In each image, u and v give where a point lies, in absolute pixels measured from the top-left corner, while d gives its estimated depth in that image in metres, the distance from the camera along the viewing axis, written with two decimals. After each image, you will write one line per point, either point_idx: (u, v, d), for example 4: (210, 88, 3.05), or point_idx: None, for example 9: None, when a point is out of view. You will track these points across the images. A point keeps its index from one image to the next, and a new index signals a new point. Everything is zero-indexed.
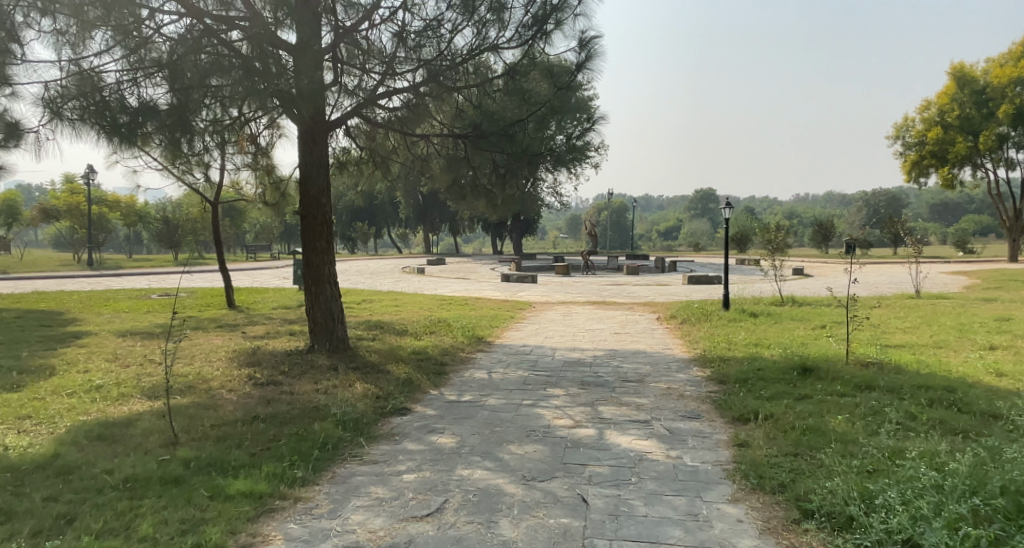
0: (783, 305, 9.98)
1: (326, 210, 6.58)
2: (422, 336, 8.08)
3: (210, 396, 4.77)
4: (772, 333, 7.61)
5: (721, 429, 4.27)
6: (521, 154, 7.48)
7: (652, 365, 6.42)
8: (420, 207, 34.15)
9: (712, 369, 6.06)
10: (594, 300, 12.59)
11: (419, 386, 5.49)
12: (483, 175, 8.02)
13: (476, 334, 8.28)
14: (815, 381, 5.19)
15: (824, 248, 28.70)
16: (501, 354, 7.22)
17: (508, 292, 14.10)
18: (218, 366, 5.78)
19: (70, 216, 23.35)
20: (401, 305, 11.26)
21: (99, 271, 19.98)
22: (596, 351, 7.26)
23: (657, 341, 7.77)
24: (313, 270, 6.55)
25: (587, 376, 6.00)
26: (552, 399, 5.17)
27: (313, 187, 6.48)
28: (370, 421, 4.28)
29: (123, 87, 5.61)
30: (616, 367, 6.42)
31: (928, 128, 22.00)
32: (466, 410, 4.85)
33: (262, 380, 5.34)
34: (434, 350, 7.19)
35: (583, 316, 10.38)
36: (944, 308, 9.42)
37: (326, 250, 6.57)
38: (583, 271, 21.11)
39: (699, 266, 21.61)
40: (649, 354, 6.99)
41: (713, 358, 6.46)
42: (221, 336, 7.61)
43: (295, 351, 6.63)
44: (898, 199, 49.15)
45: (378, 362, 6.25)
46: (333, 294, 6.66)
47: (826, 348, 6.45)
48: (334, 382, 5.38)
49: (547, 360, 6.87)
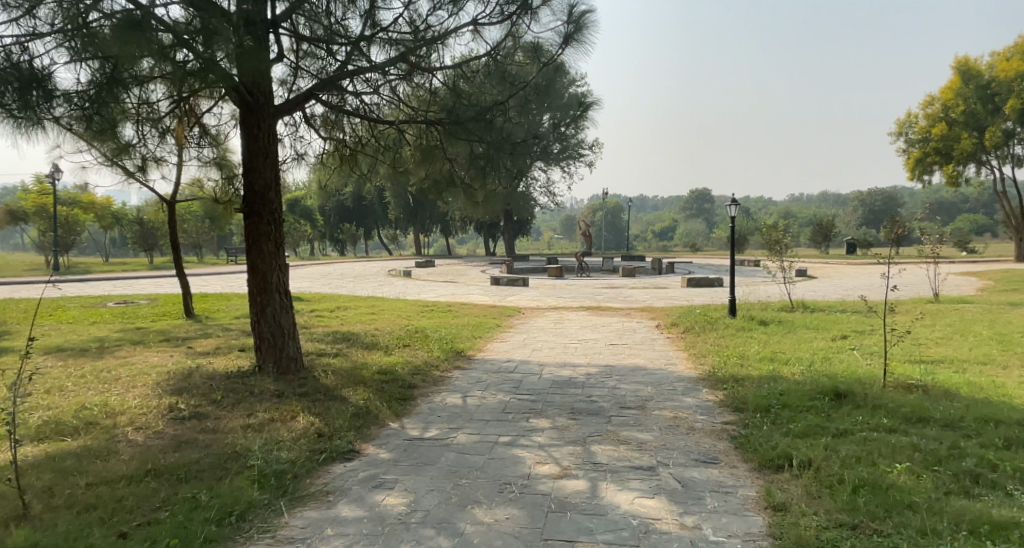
0: (795, 311, 9.06)
1: (276, 209, 5.67)
2: (393, 350, 7.13)
3: (110, 438, 3.89)
4: (788, 346, 6.70)
5: (747, 482, 3.36)
6: (503, 142, 6.57)
7: (654, 387, 5.49)
8: (408, 208, 33.22)
9: (726, 392, 5.14)
10: (588, 306, 11.66)
11: (375, 418, 4.56)
12: (461, 168, 7.11)
13: (454, 346, 7.36)
14: (852, 409, 4.30)
15: (823, 248, 27.90)
16: (481, 372, 6.29)
17: (497, 297, 13.20)
18: (136, 395, 4.87)
19: (39, 219, 22.65)
20: (377, 313, 10.31)
21: (66, 276, 19.06)
22: (590, 368, 6.34)
23: (658, 356, 6.84)
24: (259, 277, 5.62)
25: (578, 403, 5.08)
26: (535, 435, 4.25)
27: (259, 183, 5.57)
28: (298, 475, 3.37)
29: (20, 59, 4.65)
30: (613, 389, 5.50)
31: (932, 125, 21.16)
32: (427, 452, 3.90)
33: (184, 414, 4.43)
34: (404, 369, 6.25)
35: (575, 324, 9.42)
36: (972, 314, 8.51)
37: (276, 255, 5.65)
38: (576, 273, 20.19)
39: (697, 268, 20.76)
40: (651, 372, 6.07)
41: (725, 378, 5.53)
42: (160, 356, 6.67)
43: (238, 373, 5.70)
44: (896, 200, 48.31)
45: (332, 386, 5.30)
46: (285, 306, 5.74)
47: (855, 367, 5.52)
48: (270, 415, 4.46)
49: (534, 380, 5.93)
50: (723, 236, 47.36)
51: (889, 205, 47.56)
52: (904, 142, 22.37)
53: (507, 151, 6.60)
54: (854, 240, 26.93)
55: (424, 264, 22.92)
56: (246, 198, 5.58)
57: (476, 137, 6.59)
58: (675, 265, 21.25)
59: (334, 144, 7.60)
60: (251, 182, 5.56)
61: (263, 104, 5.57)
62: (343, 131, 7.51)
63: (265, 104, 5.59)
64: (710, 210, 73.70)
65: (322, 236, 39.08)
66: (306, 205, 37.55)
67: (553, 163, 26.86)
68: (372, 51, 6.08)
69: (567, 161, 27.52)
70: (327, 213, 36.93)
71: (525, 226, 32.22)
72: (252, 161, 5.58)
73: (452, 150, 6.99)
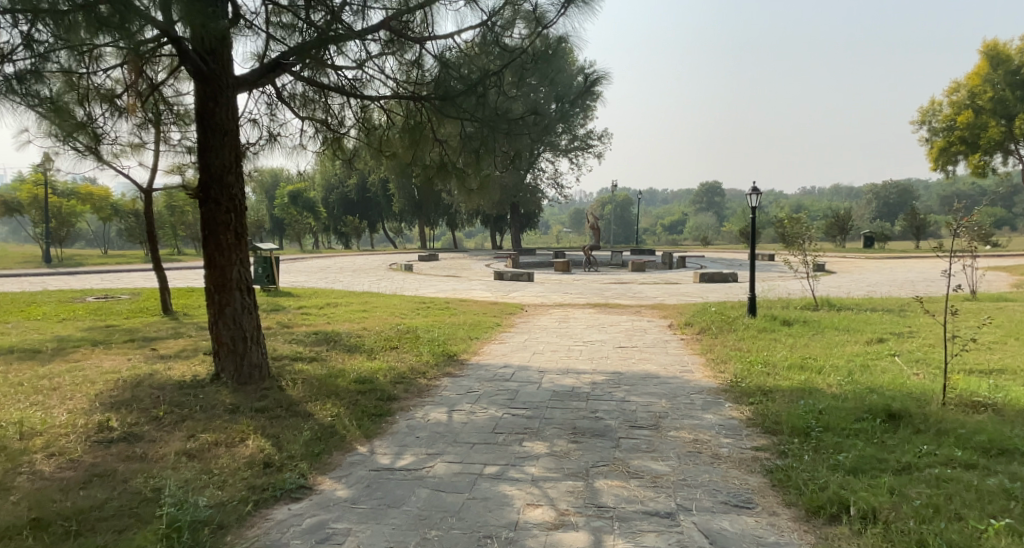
0: (821, 310, 8.27)
1: (236, 196, 5.00)
2: (377, 354, 6.41)
3: (11, 469, 3.24)
4: (819, 350, 5.92)
5: (794, 539, 2.63)
6: (497, 120, 5.88)
7: (669, 400, 4.75)
8: (413, 201, 32.49)
9: (754, 408, 4.38)
10: (595, 302, 10.91)
11: (340, 441, 3.87)
12: (452, 151, 6.40)
13: (445, 349, 6.66)
14: (912, 434, 3.55)
15: (839, 242, 26.90)
16: (474, 381, 5.55)
17: (498, 293, 12.46)
18: (66, 411, 4.20)
19: (34, 210, 22.25)
20: (369, 310, 9.60)
21: (55, 269, 18.58)
22: (596, 376, 5.62)
23: (673, 362, 6.08)
24: (217, 272, 4.94)
25: (581, 421, 4.34)
26: (528, 463, 3.52)
27: (216, 165, 4.91)
28: (222, 526, 2.70)
29: None
30: (623, 402, 4.76)
31: (958, 112, 20.16)
32: (395, 489, 3.18)
33: (112, 436, 3.76)
34: (385, 377, 5.53)
35: (580, 323, 8.67)
36: (1019, 314, 7.70)
37: (237, 248, 4.99)
38: (584, 267, 19.41)
39: (710, 263, 19.93)
40: (666, 382, 5.32)
41: (751, 391, 4.77)
42: (116, 361, 6.00)
43: (193, 382, 5.01)
44: (913, 193, 47.02)
45: (296, 400, 4.59)
46: (247, 307, 5.06)
47: (902, 377, 4.74)
48: (213, 437, 3.78)
49: (532, 390, 5.20)
50: (735, 229, 46.34)
51: (905, 197, 46.30)
52: (927, 130, 21.42)
53: (502, 130, 5.90)
54: (871, 233, 25.93)
55: (426, 258, 22.22)
56: (201, 181, 4.92)
57: (467, 114, 5.90)
58: (687, 259, 20.42)
59: (313, 124, 6.88)
60: (206, 165, 4.90)
61: (220, 74, 4.90)
62: (322, 111, 6.78)
63: (222, 74, 4.93)
64: (721, 203, 72.25)
65: (325, 229, 38.49)
66: (308, 198, 36.94)
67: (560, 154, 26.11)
68: (350, 19, 5.37)
69: (575, 152, 26.72)
70: (331, 206, 36.32)
71: (533, 219, 31.41)
72: (207, 140, 4.92)
73: (442, 130, 6.28)
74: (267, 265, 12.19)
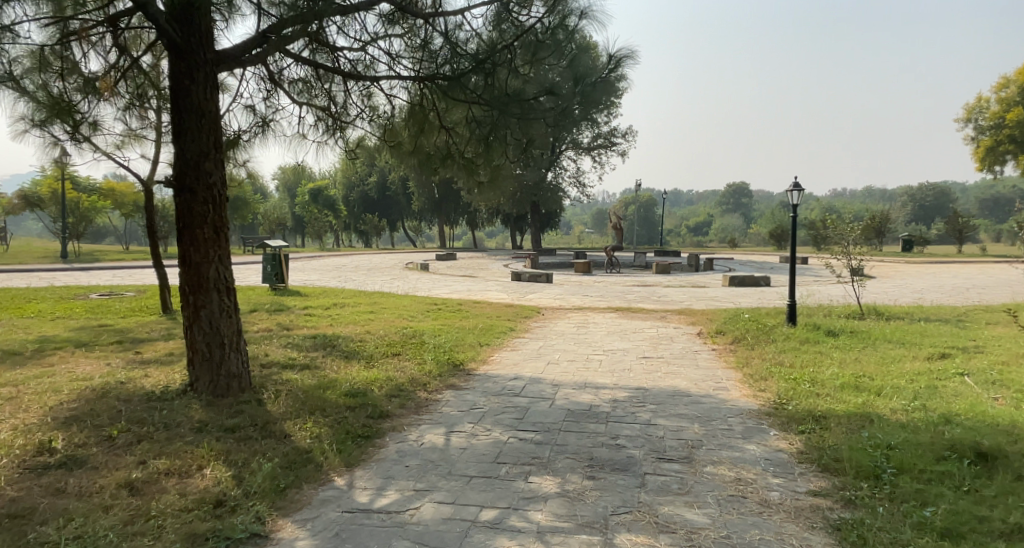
0: (868, 319, 7.52)
1: (216, 185, 4.45)
2: (375, 362, 5.82)
3: None
4: (874, 368, 5.19)
5: None
6: (508, 102, 5.24)
7: (704, 426, 4.09)
8: (433, 200, 32.10)
9: (806, 440, 3.69)
10: (617, 306, 10.24)
11: (313, 471, 3.30)
12: (460, 139, 5.77)
13: (451, 357, 6.07)
14: (1013, 482, 2.87)
15: (876, 245, 25.76)
16: (479, 395, 4.94)
17: (516, 295, 11.84)
18: (8, 429, 3.68)
19: (54, 205, 22.31)
20: (376, 312, 9.04)
21: (70, 265, 18.40)
22: (616, 392, 4.98)
23: (704, 377, 5.40)
24: (190, 271, 4.39)
25: (598, 450, 3.69)
26: (533, 508, 2.90)
27: (192, 150, 4.38)
28: None
29: None
30: (648, 427, 4.10)
31: (1007, 109, 19.09)
32: (368, 541, 2.59)
33: (49, 462, 3.24)
34: (380, 390, 4.93)
35: (601, 330, 8.01)
36: None
37: (215, 243, 4.45)
38: (606, 268, 18.72)
39: (739, 265, 19.09)
40: (697, 401, 4.65)
41: (801, 416, 4.09)
42: (92, 367, 5.48)
43: (163, 393, 4.47)
44: (949, 195, 45.44)
45: (274, 417, 4.02)
46: (226, 309, 4.51)
47: (981, 403, 4.01)
48: (166, 464, 3.23)
49: (544, 408, 4.57)
50: (763, 232, 45.17)
51: (943, 200, 44.67)
52: (972, 128, 20.35)
53: (514, 114, 5.26)
54: (909, 237, 24.82)
55: (444, 257, 21.70)
56: (176, 168, 4.39)
57: (475, 96, 5.30)
58: (714, 261, 19.61)
59: (313, 111, 6.32)
60: (182, 150, 4.37)
61: (197, 46, 4.36)
62: (324, 96, 6.23)
63: (200, 48, 4.38)
64: (747, 204, 70.75)
65: (345, 227, 38.30)
66: (329, 196, 36.75)
67: (583, 151, 25.48)
68: None
69: (599, 151, 26.03)
70: (351, 204, 36.06)
71: (555, 218, 30.77)
72: (183, 122, 4.38)
73: (448, 115, 5.66)
74: (275, 263, 11.70)
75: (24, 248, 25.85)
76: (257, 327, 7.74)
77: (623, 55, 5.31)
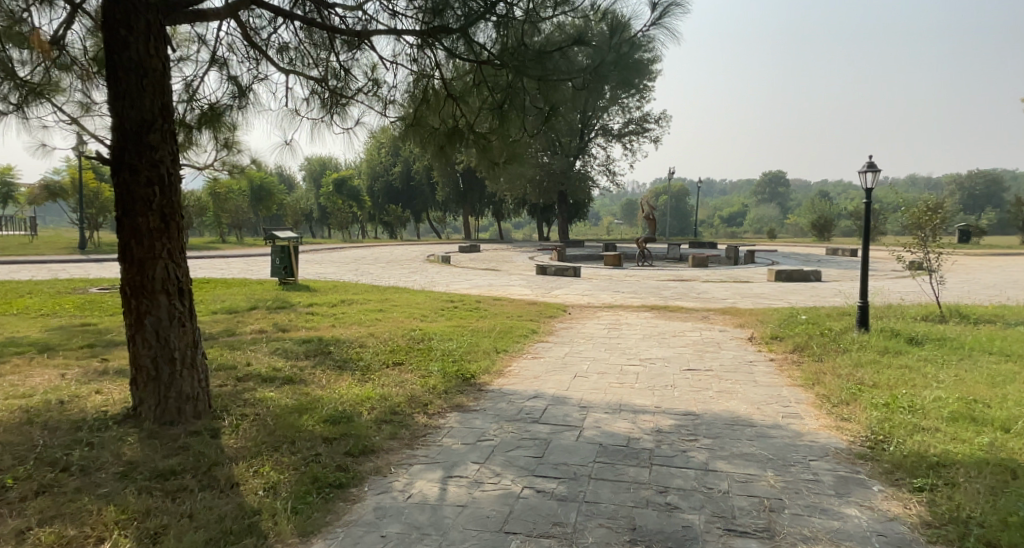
0: (953, 323, 6.38)
1: (163, 162, 3.56)
2: (372, 375, 4.93)
3: None
4: (987, 393, 4.13)
5: None
6: (525, 61, 4.28)
7: (780, 474, 3.12)
8: (457, 188, 31.20)
9: (932, 507, 2.70)
10: (653, 304, 9.22)
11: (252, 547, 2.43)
12: (470, 112, 4.79)
13: (462, 368, 5.16)
14: None
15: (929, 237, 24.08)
16: (490, 421, 4.02)
17: (541, 290, 10.88)
18: None
19: (74, 194, 21.91)
20: (384, 311, 8.15)
21: (84, 256, 17.93)
22: (660, 418, 4.02)
23: (768, 399, 4.39)
24: (131, 271, 3.52)
25: (642, 511, 2.75)
26: None
27: (131, 119, 3.49)
28: None
29: None
30: (707, 475, 3.12)
31: None
32: None
33: None
34: (369, 414, 4.03)
35: (635, 333, 7.00)
36: None
37: (164, 235, 3.56)
38: (637, 260, 17.62)
39: (782, 258, 17.81)
40: (765, 435, 3.66)
41: (915, 465, 3.09)
42: (41, 379, 4.64)
43: (101, 419, 3.65)
44: (1002, 183, 43.17)
45: (224, 457, 3.16)
46: (178, 317, 3.65)
47: None
48: (54, 536, 2.37)
49: (569, 442, 3.62)
50: (800, 223, 43.28)
51: (995, 188, 42.29)
52: None
53: (532, 76, 4.31)
54: (965, 227, 23.23)
55: (468, 249, 20.75)
56: (114, 142, 3.51)
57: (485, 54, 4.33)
58: (755, 254, 18.35)
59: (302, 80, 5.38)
60: (120, 118, 3.49)
61: None
62: (317, 65, 5.26)
63: None
64: (783, 194, 68.55)
65: (370, 218, 37.70)
66: (353, 186, 35.95)
67: (614, 138, 24.26)
68: None
69: (631, 138, 24.78)
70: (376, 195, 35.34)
71: (583, 208, 29.64)
72: (120, 82, 3.48)
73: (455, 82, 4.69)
74: (284, 256, 10.89)
75: (49, 238, 25.70)
76: (250, 328, 6.93)
77: (669, 3, 4.30)
